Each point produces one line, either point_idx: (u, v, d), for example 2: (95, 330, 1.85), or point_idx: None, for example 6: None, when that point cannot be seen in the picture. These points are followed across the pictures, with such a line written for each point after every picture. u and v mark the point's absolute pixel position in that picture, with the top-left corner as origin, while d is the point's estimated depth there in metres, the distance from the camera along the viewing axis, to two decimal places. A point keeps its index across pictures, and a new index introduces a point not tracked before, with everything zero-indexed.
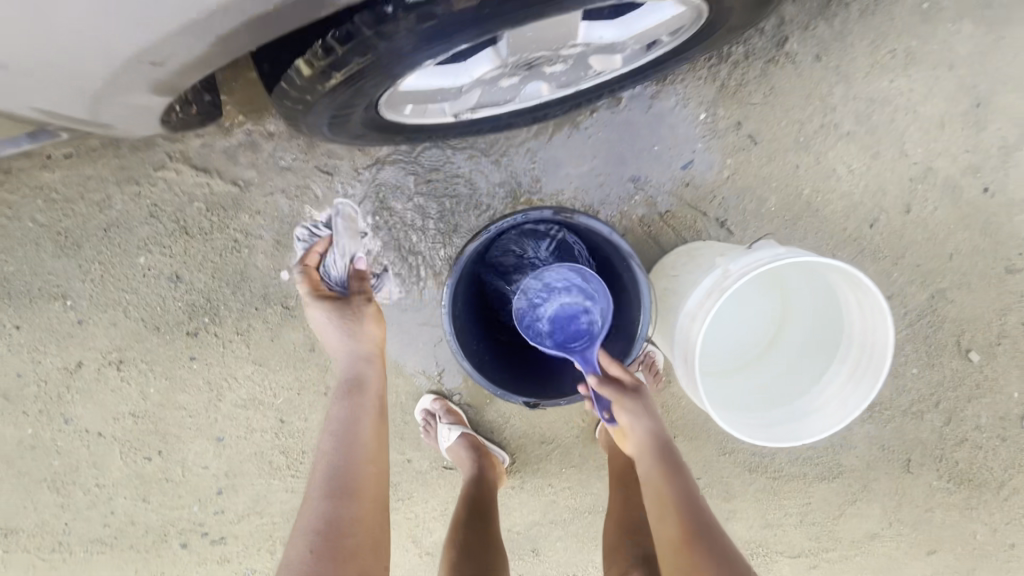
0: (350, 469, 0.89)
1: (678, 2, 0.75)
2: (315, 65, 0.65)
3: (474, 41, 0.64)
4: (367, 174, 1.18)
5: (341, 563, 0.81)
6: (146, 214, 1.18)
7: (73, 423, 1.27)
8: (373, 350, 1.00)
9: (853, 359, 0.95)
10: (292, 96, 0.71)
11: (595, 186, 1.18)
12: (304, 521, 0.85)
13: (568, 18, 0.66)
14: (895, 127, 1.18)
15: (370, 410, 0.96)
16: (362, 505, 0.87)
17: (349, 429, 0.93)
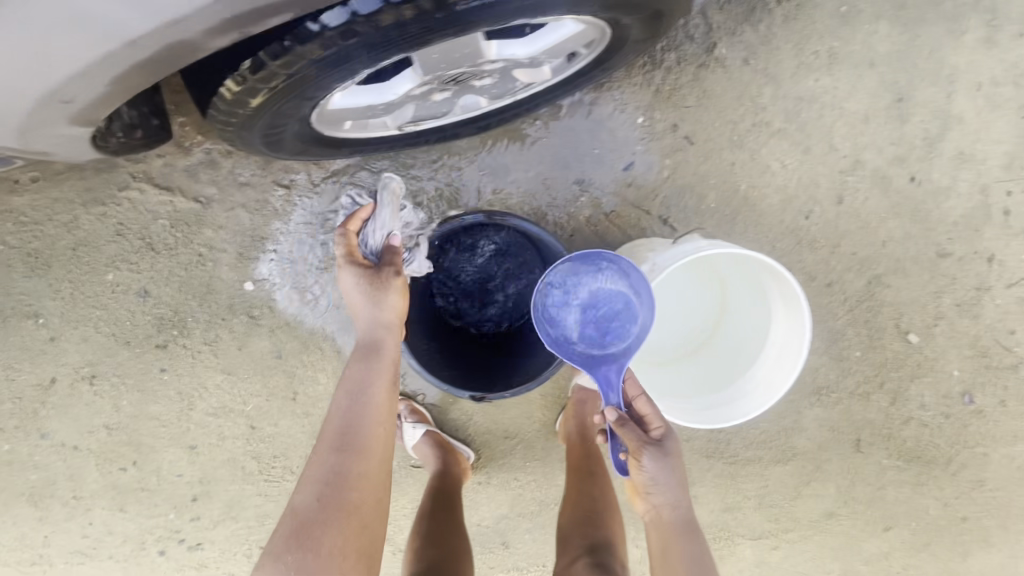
0: (358, 427, 0.86)
1: (577, 20, 0.79)
2: (233, 91, 0.70)
3: (378, 60, 0.70)
4: (324, 187, 1.23)
5: (343, 516, 0.81)
6: (113, 233, 1.22)
7: (50, 437, 1.31)
8: (395, 317, 0.94)
9: (779, 346, 1.01)
10: (222, 119, 0.77)
11: (542, 190, 1.24)
12: (310, 471, 0.84)
13: (467, 39, 0.73)
14: (823, 123, 1.25)
15: (385, 372, 0.91)
16: (371, 464, 0.85)
17: (361, 390, 0.89)
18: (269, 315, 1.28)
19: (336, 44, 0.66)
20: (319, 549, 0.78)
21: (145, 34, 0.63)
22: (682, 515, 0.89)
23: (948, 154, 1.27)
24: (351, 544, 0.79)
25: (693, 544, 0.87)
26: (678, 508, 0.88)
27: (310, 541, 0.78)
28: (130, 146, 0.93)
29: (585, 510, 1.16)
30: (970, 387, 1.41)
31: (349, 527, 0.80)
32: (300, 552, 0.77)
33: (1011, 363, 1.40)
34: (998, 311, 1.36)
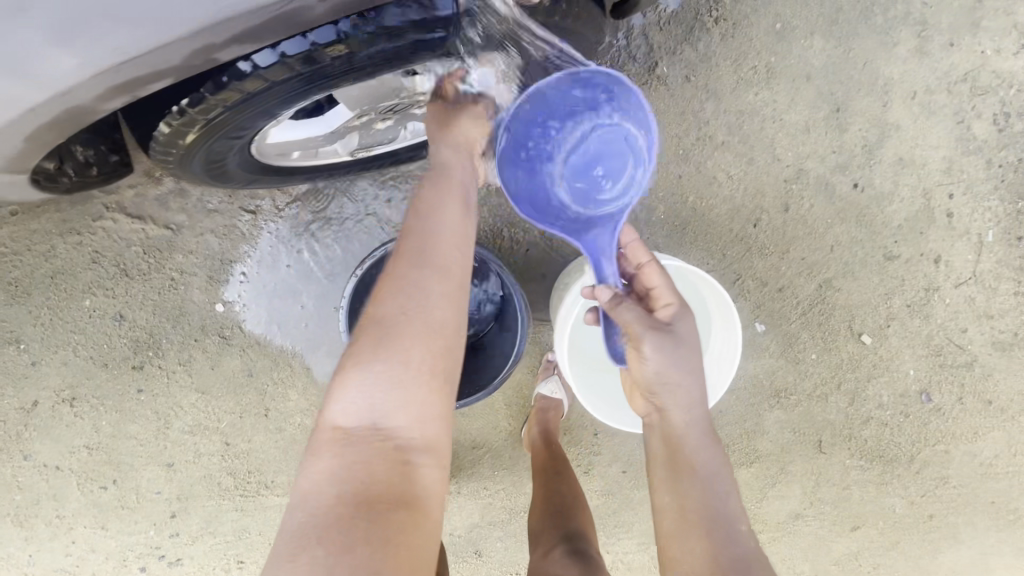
0: (439, 239, 0.74)
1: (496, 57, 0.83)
2: (163, 135, 0.75)
3: (295, 95, 0.73)
4: (288, 211, 1.30)
5: (430, 331, 0.70)
6: (89, 261, 1.28)
7: (32, 458, 1.37)
8: (469, 142, 0.83)
9: (718, 352, 1.08)
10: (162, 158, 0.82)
11: (497, 207, 1.30)
12: (387, 283, 0.72)
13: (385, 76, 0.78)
14: (765, 135, 1.30)
15: (463, 194, 0.80)
16: (453, 281, 0.73)
17: (438, 205, 0.77)
18: (240, 334, 1.34)
19: (253, 90, 0.70)
20: (407, 362, 0.68)
21: (44, 103, 0.69)
22: (697, 415, 0.86)
23: (888, 160, 1.32)
24: (439, 364, 0.70)
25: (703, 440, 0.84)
26: (695, 403, 0.86)
27: (396, 352, 0.68)
28: (84, 182, 0.98)
29: (556, 508, 1.18)
30: (927, 384, 1.44)
31: (439, 343, 0.70)
32: (387, 364, 0.68)
33: (966, 360, 1.43)
34: (949, 310, 1.40)
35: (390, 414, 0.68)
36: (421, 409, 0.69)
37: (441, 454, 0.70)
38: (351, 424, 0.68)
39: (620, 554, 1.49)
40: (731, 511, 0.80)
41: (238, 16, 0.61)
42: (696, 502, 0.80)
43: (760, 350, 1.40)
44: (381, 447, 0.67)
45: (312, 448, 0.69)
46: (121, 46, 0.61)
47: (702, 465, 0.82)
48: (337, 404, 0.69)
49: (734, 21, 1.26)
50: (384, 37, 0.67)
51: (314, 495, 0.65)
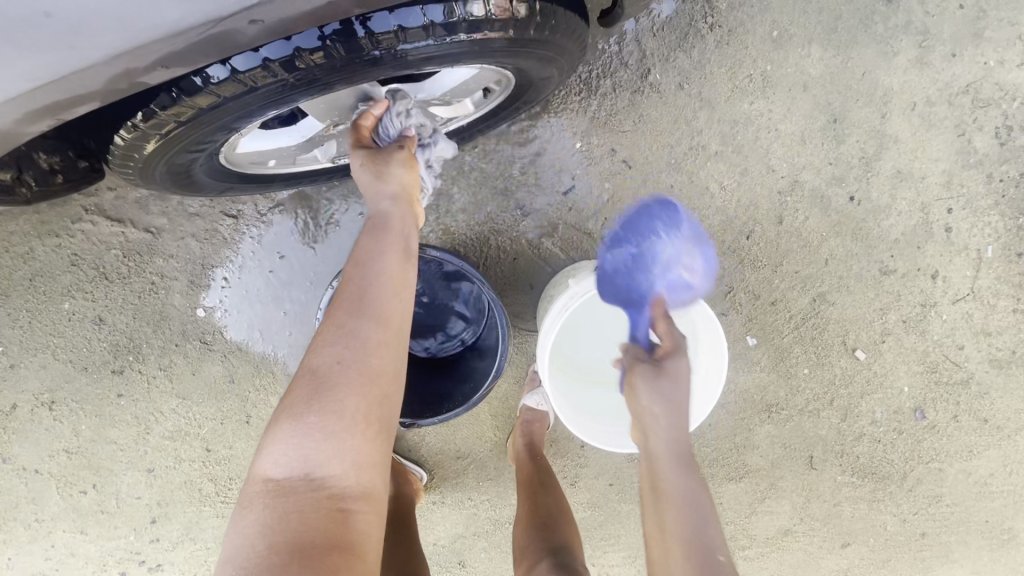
0: (375, 293, 0.77)
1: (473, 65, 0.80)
2: (119, 147, 0.74)
3: (253, 110, 0.71)
4: (270, 217, 1.27)
5: (363, 383, 0.73)
6: (68, 263, 1.26)
7: (11, 461, 1.35)
8: (405, 193, 0.83)
9: (703, 374, 1.04)
10: (125, 172, 0.80)
11: (484, 215, 1.28)
12: (324, 337, 0.75)
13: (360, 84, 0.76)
14: (759, 145, 1.27)
15: (400, 243, 0.82)
16: (387, 333, 0.76)
17: (375, 258, 0.79)
18: (221, 339, 1.31)
19: (208, 103, 0.67)
20: (341, 413, 0.71)
21: None
22: (674, 440, 0.84)
23: (886, 173, 1.29)
24: (374, 412, 0.74)
25: (682, 467, 0.82)
26: (676, 430, 0.85)
27: (330, 405, 0.71)
28: (49, 192, 0.97)
29: (539, 519, 1.16)
30: (921, 402, 1.41)
31: (372, 393, 0.73)
32: (320, 418, 0.71)
33: (962, 378, 1.40)
34: (946, 326, 1.37)
35: (324, 465, 0.70)
36: (355, 458, 0.72)
37: (375, 498, 0.74)
38: (283, 476, 0.70)
39: (605, 567, 1.47)
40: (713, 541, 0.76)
41: (193, 24, 0.58)
42: (676, 533, 0.77)
43: (750, 364, 1.38)
44: (315, 497, 0.69)
45: (244, 501, 0.71)
46: (51, 61, 0.57)
47: (680, 490, 0.81)
48: (270, 457, 0.72)
49: (730, 27, 1.23)
50: (339, 47, 0.64)
51: (245, 549, 0.66)
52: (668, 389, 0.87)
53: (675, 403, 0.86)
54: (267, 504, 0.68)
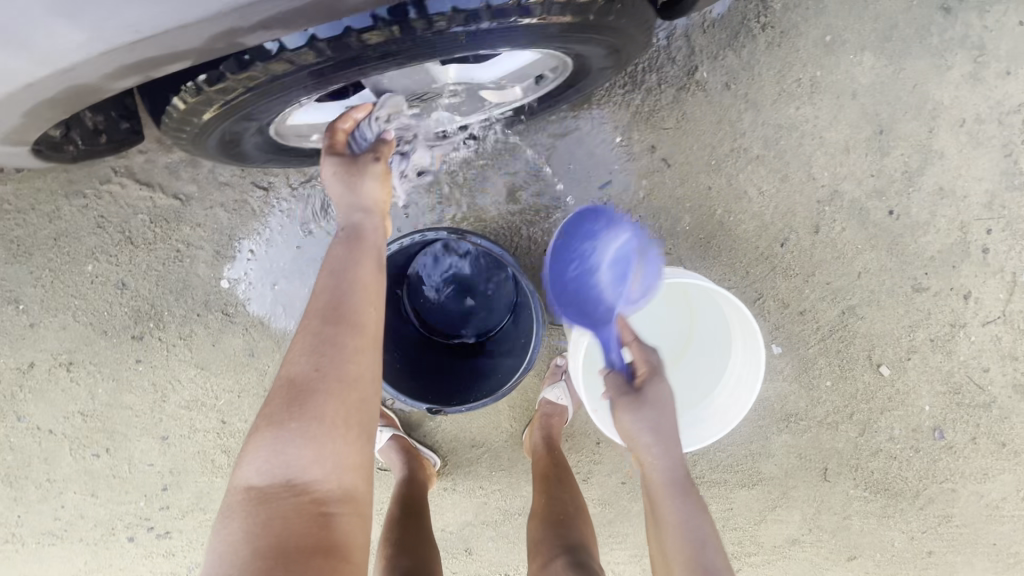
0: (354, 296, 0.75)
1: (533, 52, 0.78)
2: (178, 110, 0.71)
3: (320, 86, 0.70)
4: (302, 191, 1.25)
5: (342, 389, 0.71)
6: (94, 225, 1.25)
7: (26, 420, 1.35)
8: (377, 206, 0.81)
9: (736, 377, 1.00)
10: (176, 135, 0.78)
11: (517, 204, 1.26)
12: (299, 343, 0.74)
13: (419, 68, 0.74)
14: (802, 152, 1.25)
15: (374, 246, 0.80)
16: (362, 335, 0.74)
17: (349, 257, 0.78)
18: (244, 312, 1.30)
19: (277, 70, 0.66)
20: (321, 418, 0.70)
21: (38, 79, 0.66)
22: (668, 466, 0.86)
23: (928, 189, 1.27)
24: (354, 417, 0.72)
25: (679, 495, 0.84)
26: (665, 461, 0.86)
27: (309, 413, 0.70)
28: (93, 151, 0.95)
29: (554, 515, 1.16)
30: (941, 422, 1.41)
31: (352, 400, 0.72)
32: (300, 423, 0.69)
33: (984, 401, 1.39)
34: (973, 347, 1.35)
35: (305, 471, 0.69)
36: (337, 462, 0.70)
37: (360, 503, 0.72)
38: (264, 484, 0.69)
39: (611, 564, 1.47)
40: (714, 563, 0.80)
41: None
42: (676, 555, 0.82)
43: (773, 373, 1.37)
44: (297, 503, 0.68)
45: (225, 511, 0.70)
46: (127, 10, 0.56)
47: (677, 516, 0.84)
48: (251, 464, 0.71)
49: (782, 29, 1.20)
50: (422, 22, 0.63)
51: (228, 557, 0.65)
52: (659, 420, 0.86)
53: (670, 434, 0.87)
54: (248, 512, 0.67)
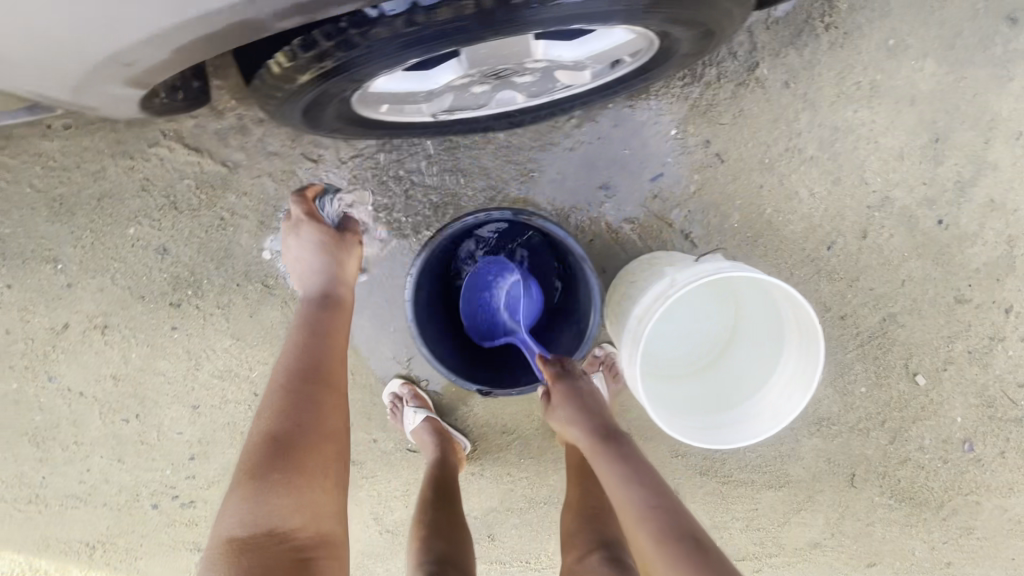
0: (326, 364, 0.97)
1: (629, 30, 0.79)
2: (281, 65, 0.71)
3: (426, 54, 0.70)
4: (351, 164, 1.24)
5: (318, 441, 0.89)
6: (138, 188, 1.23)
7: (56, 381, 1.34)
8: (349, 276, 1.09)
9: (787, 372, 0.99)
10: (265, 91, 0.77)
11: (567, 191, 1.25)
12: (275, 405, 0.91)
13: (519, 40, 0.73)
14: (856, 155, 1.24)
15: (344, 324, 1.05)
16: (333, 395, 0.95)
17: (320, 334, 1.00)
18: (285, 284, 1.29)
19: (391, 35, 0.66)
20: (301, 468, 0.86)
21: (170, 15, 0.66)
22: (587, 432, 0.95)
23: (979, 201, 1.26)
24: (329, 467, 0.90)
25: (600, 453, 0.91)
26: (583, 431, 0.95)
27: (290, 465, 0.86)
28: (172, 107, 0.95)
29: (590, 509, 1.18)
30: (971, 434, 1.41)
31: (328, 450, 0.90)
32: (282, 474, 0.84)
33: (1016, 416, 1.39)
34: (1009, 361, 1.36)
35: (287, 517, 0.82)
36: (315, 507, 0.85)
37: (335, 548, 0.85)
38: (248, 534, 0.81)
39: None
40: (643, 501, 0.85)
41: None
42: (620, 508, 0.86)
43: None
44: (280, 549, 0.80)
45: (208, 563, 0.80)
46: None
47: (605, 472, 0.90)
48: (233, 515, 0.83)
49: (846, 30, 1.19)
50: None
51: None
52: (569, 403, 0.97)
53: (580, 406, 0.96)
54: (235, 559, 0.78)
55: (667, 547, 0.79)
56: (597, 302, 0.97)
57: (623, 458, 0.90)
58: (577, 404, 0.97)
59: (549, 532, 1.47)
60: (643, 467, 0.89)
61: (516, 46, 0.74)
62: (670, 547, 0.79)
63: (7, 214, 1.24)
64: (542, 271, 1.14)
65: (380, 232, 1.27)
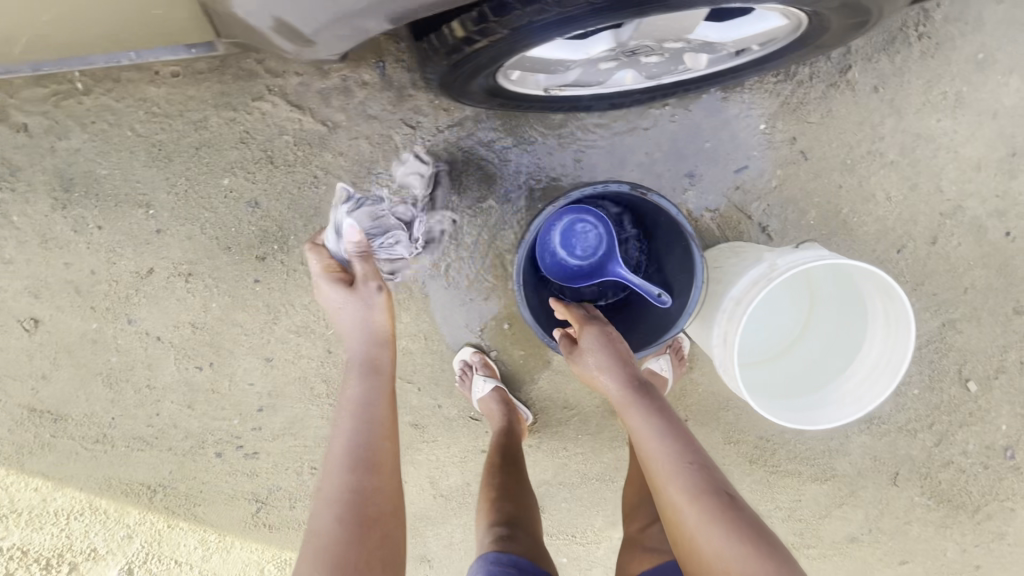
0: (371, 442, 0.94)
1: (783, 15, 0.88)
2: (482, 19, 0.74)
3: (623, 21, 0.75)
4: (446, 133, 1.27)
5: (364, 530, 0.86)
6: (238, 140, 1.26)
7: (136, 324, 1.36)
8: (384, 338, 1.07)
9: (870, 361, 1.04)
10: (447, 45, 0.80)
11: (653, 176, 1.28)
12: (324, 492, 0.90)
13: (693, 15, 0.79)
14: (935, 163, 1.28)
15: (386, 391, 1.02)
16: (380, 478, 0.92)
17: (366, 406, 0.98)
18: None
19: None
20: (346, 559, 0.83)
21: None
22: (618, 384, 0.97)
23: None
24: (377, 556, 0.85)
25: (634, 406, 0.95)
26: (615, 383, 0.98)
27: (335, 559, 0.82)
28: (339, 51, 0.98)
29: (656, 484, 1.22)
30: (1014, 442, 1.46)
31: (374, 538, 0.86)
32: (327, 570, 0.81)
33: None
34: None
35: None
36: None
37: None
38: None
39: None
40: (677, 457, 0.88)
41: None
42: (652, 460, 0.90)
43: None
44: None
45: None
46: None
47: (639, 427, 0.93)
48: None
49: (938, 40, 1.24)
50: None
51: None
52: (603, 354, 1.00)
53: (615, 360, 0.99)
54: None
55: (699, 503, 0.83)
56: (700, 278, 1.00)
57: (656, 411, 0.94)
58: (606, 353, 1.00)
59: (597, 507, 1.51)
60: (675, 422, 0.93)
61: (684, 19, 0.80)
62: (703, 502, 0.83)
63: (105, 156, 1.26)
64: (632, 248, 1.18)
65: (467, 202, 1.30)
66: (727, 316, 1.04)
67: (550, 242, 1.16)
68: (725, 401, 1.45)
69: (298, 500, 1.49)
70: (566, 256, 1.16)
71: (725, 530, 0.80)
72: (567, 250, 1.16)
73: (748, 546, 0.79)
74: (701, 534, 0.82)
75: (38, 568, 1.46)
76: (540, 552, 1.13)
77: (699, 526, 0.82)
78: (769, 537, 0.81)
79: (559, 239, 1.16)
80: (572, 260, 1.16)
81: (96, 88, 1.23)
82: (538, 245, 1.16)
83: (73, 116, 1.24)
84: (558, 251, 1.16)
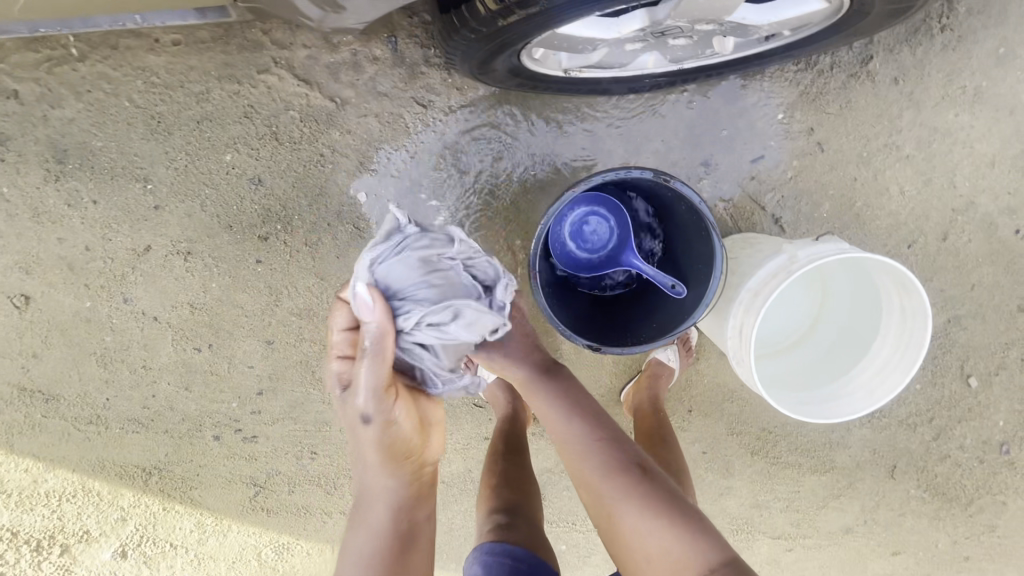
0: None
1: None
2: None
3: None
4: (458, 114, 1.23)
5: None
6: (241, 114, 1.21)
7: (132, 303, 1.32)
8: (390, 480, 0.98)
9: (881, 357, 1.04)
10: (479, 17, 0.79)
11: (667, 164, 1.26)
12: None
13: None
14: (949, 159, 1.28)
15: (389, 538, 0.94)
16: None
17: (367, 556, 0.92)
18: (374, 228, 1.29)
19: None
20: None
21: None
22: (523, 371, 0.99)
23: None
24: None
25: (540, 392, 0.97)
26: (518, 372, 0.99)
27: None
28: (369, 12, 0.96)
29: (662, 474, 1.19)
30: (1010, 437, 1.48)
31: None
32: None
33: None
34: None
35: None
36: None
37: None
38: None
39: None
40: (586, 438, 0.92)
41: None
42: (564, 442, 0.94)
43: None
44: None
45: None
46: None
47: (544, 412, 0.96)
48: None
49: (960, 33, 1.22)
50: None
51: None
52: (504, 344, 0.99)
53: (516, 349, 0.99)
54: None
55: (613, 478, 0.88)
56: (719, 268, 0.99)
57: (561, 392, 0.96)
58: (512, 343, 0.99)
59: None
60: (581, 401, 0.96)
61: None
62: (616, 479, 0.88)
63: (100, 127, 1.21)
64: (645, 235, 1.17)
65: (477, 185, 1.26)
66: (744, 307, 1.02)
67: (560, 234, 1.16)
68: (729, 392, 1.45)
69: (297, 485, 1.46)
70: (577, 247, 1.16)
71: (638, 506, 0.85)
72: (578, 241, 1.16)
73: (665, 520, 0.84)
74: (617, 510, 0.87)
75: (28, 550, 1.42)
76: (538, 539, 1.12)
77: (616, 500, 0.87)
78: (684, 504, 0.87)
79: (571, 229, 1.16)
80: (584, 251, 1.16)
81: (92, 55, 1.17)
82: (550, 234, 1.14)
83: (67, 84, 1.18)
84: (570, 242, 1.16)
